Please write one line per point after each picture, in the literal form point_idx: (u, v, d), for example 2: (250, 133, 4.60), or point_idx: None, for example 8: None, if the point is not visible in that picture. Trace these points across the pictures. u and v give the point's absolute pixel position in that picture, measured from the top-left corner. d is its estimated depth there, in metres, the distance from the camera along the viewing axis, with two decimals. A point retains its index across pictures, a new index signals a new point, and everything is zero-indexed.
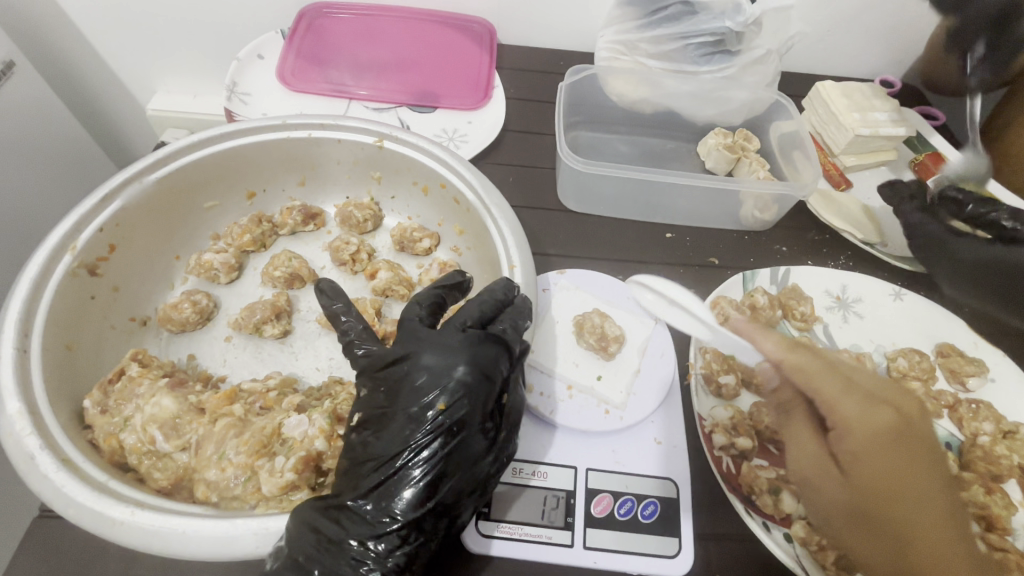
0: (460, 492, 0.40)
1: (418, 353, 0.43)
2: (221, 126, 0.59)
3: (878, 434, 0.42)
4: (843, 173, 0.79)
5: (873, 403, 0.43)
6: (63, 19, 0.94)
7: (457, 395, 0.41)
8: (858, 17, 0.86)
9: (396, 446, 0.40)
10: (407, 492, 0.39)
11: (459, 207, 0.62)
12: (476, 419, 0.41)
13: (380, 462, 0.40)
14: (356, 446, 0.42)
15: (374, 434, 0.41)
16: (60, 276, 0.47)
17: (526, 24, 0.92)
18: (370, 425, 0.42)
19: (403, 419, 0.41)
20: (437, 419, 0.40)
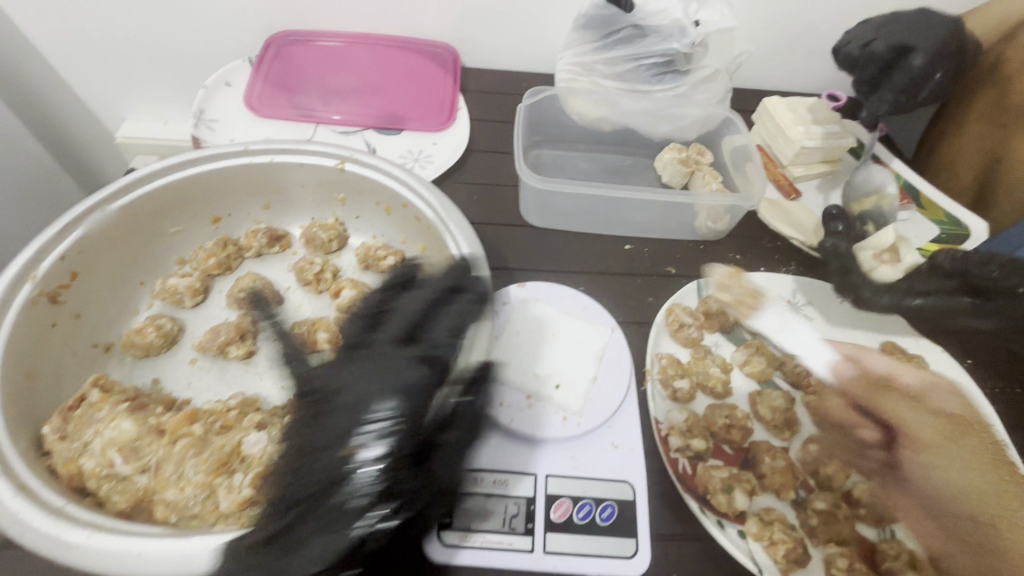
0: (420, 485, 0.41)
1: (358, 379, 0.45)
2: (184, 154, 0.60)
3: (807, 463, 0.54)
4: (793, 183, 0.83)
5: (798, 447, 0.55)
6: (31, 50, 0.95)
7: (389, 402, 0.42)
8: (799, 36, 0.91)
9: (349, 441, 0.40)
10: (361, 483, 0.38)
11: (420, 225, 0.64)
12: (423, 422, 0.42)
13: (314, 458, 0.40)
14: (298, 441, 0.42)
15: (333, 427, 0.42)
16: (20, 305, 0.48)
17: (488, 48, 0.96)
18: (310, 427, 0.43)
19: (362, 416, 0.41)
20: (398, 418, 0.41)
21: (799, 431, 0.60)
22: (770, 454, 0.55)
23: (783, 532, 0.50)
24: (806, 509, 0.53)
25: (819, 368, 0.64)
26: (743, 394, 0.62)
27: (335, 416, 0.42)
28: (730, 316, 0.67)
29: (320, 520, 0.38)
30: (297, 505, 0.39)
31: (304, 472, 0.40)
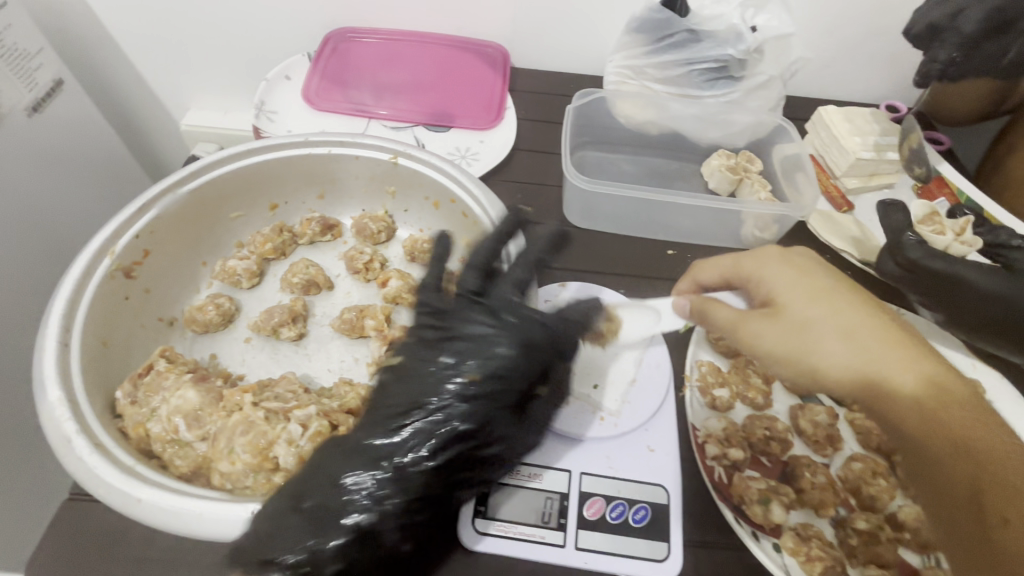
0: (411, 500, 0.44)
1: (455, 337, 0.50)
2: (251, 143, 0.63)
3: (913, 395, 0.46)
4: (846, 196, 0.81)
5: (915, 364, 0.47)
6: (109, 39, 1.01)
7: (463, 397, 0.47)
8: (860, 44, 0.89)
9: (427, 415, 0.46)
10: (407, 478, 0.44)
11: (467, 220, 0.65)
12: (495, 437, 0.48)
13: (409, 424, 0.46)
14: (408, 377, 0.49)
15: (393, 389, 0.49)
16: (99, 278, 0.51)
17: (539, 48, 0.97)
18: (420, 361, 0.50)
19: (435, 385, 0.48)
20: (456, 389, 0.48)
21: (843, 448, 0.57)
22: (811, 470, 0.54)
23: (820, 549, 0.49)
24: (845, 528, 0.52)
25: None
26: (782, 409, 0.59)
27: (410, 382, 0.49)
28: None
29: (352, 486, 0.43)
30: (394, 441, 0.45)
31: (369, 437, 0.46)
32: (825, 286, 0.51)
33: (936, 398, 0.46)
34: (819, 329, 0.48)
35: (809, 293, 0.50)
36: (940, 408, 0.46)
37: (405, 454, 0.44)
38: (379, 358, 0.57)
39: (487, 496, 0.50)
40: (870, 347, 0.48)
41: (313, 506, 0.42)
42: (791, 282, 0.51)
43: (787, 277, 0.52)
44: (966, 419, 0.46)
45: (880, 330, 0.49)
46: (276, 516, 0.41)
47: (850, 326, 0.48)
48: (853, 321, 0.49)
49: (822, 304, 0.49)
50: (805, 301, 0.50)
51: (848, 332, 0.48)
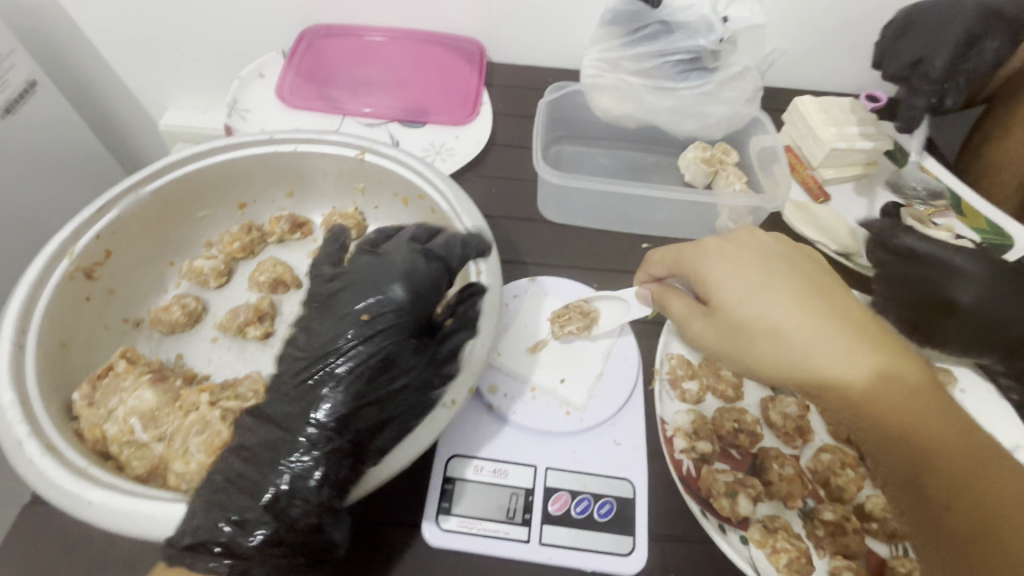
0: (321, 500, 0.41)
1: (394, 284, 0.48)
2: (215, 140, 0.63)
3: (866, 390, 0.42)
4: (823, 186, 0.81)
5: (864, 352, 0.43)
6: (82, 40, 1.00)
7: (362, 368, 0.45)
8: (837, 34, 0.88)
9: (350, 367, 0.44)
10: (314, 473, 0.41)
11: (436, 216, 0.65)
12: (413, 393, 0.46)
13: (345, 375, 0.44)
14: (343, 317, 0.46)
15: (314, 346, 0.46)
16: (58, 279, 0.51)
17: (515, 43, 0.96)
18: (362, 295, 0.47)
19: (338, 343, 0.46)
20: (364, 347, 0.45)
21: (812, 439, 0.57)
22: (779, 462, 0.54)
23: (786, 540, 0.49)
24: (812, 520, 0.51)
25: None
26: (753, 400, 0.59)
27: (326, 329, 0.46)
28: None
29: (281, 453, 0.42)
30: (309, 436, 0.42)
31: (297, 407, 0.43)
32: (762, 273, 0.48)
33: (897, 393, 0.42)
34: (765, 323, 0.45)
35: (744, 284, 0.47)
36: (903, 402, 0.42)
37: (327, 415, 0.42)
38: None
39: (451, 492, 0.50)
40: (817, 341, 0.44)
41: (260, 483, 0.41)
42: (733, 274, 0.48)
43: (728, 269, 0.49)
44: (921, 411, 0.42)
45: (823, 323, 0.44)
46: (216, 503, 0.40)
47: (791, 320, 0.45)
48: (792, 316, 0.45)
49: (756, 298, 0.46)
50: (755, 281, 0.47)
51: (788, 330, 0.45)
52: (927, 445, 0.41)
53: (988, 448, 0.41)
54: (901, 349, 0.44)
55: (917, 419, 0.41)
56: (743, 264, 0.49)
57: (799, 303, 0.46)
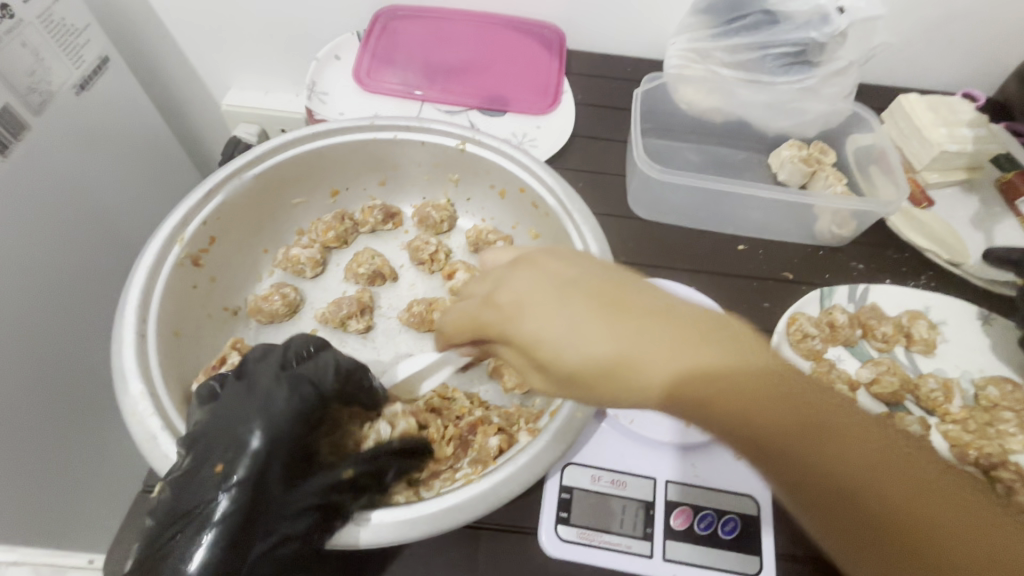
0: None
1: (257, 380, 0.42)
2: (314, 125, 0.60)
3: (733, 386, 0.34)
4: (925, 190, 0.77)
5: (738, 342, 0.35)
6: (150, 16, 0.98)
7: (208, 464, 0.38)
8: (944, 28, 0.83)
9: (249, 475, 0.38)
10: None
11: (537, 211, 0.62)
12: (298, 526, 0.39)
13: (238, 491, 0.37)
14: (210, 438, 0.39)
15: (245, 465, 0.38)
16: (171, 266, 0.49)
17: (595, 30, 0.93)
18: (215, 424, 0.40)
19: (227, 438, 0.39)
20: (211, 451, 0.39)
21: None
22: None
23: None
24: None
25: (958, 395, 0.59)
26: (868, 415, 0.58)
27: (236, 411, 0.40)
28: (855, 330, 0.63)
29: (183, 528, 0.37)
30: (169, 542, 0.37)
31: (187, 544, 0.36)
32: (568, 290, 0.37)
33: (771, 393, 0.34)
34: (588, 342, 0.35)
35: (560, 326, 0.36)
36: (816, 412, 0.34)
37: (228, 510, 0.37)
38: (450, 353, 0.55)
39: (569, 501, 0.48)
40: (607, 339, 0.35)
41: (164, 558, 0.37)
42: (534, 283, 0.39)
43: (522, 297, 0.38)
44: (844, 446, 0.33)
45: (624, 331, 0.35)
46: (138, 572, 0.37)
47: (589, 319, 0.35)
48: (572, 322, 0.36)
49: (567, 316, 0.36)
50: (569, 280, 0.38)
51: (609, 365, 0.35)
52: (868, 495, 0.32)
53: (853, 420, 0.35)
54: (740, 338, 0.35)
55: (776, 405, 0.33)
56: (526, 276, 0.38)
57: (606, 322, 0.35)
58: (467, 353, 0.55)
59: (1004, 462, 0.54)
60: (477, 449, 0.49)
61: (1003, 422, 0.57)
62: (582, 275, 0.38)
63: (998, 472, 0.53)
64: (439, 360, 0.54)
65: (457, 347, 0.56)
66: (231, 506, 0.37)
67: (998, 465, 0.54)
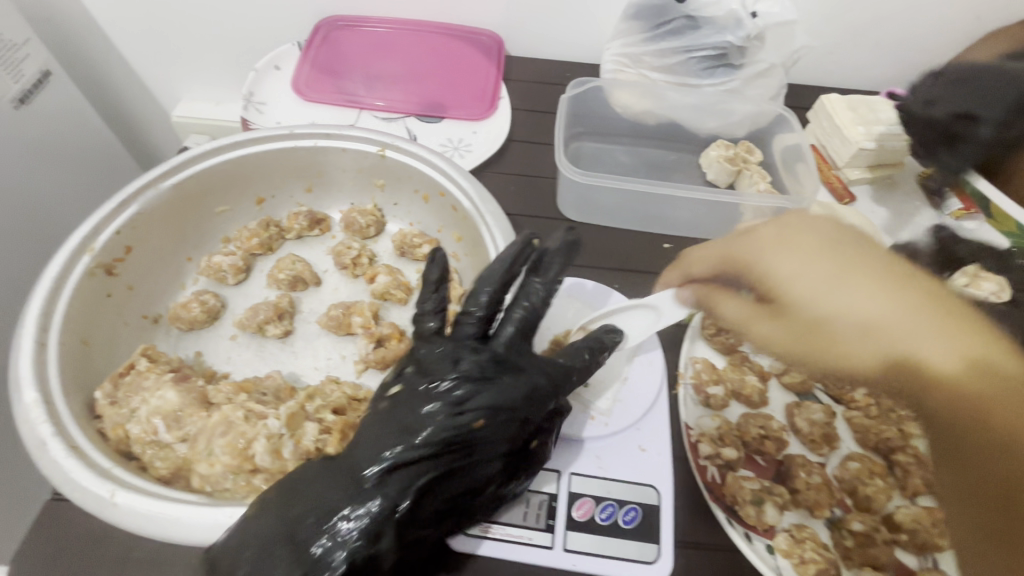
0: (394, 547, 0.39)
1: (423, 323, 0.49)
2: (234, 135, 0.62)
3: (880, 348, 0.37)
4: (847, 186, 0.80)
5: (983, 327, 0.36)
6: (96, 29, 0.99)
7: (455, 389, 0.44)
8: (866, 31, 0.86)
9: (444, 397, 0.43)
10: (367, 512, 0.39)
11: (457, 214, 0.64)
12: (499, 476, 0.44)
13: (414, 457, 0.41)
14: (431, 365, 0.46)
15: (381, 426, 0.43)
16: (79, 274, 0.50)
17: (534, 37, 0.95)
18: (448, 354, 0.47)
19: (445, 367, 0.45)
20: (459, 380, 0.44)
21: (838, 447, 0.56)
22: (806, 470, 0.53)
23: (814, 550, 0.48)
24: (840, 530, 0.50)
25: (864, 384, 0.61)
26: (778, 405, 0.58)
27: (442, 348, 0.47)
28: None
29: (345, 500, 0.39)
30: (384, 464, 0.41)
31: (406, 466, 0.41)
32: (835, 262, 0.39)
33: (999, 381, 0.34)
34: (851, 309, 0.38)
35: (788, 260, 0.41)
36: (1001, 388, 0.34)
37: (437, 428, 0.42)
38: (366, 355, 0.56)
39: None
40: (865, 300, 0.38)
41: (311, 526, 0.38)
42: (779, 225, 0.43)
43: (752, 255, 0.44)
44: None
45: (923, 315, 0.36)
46: (254, 558, 0.37)
47: (836, 265, 0.39)
48: (822, 275, 0.39)
49: (794, 254, 0.41)
50: (785, 235, 0.42)
51: (881, 326, 0.37)
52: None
53: None
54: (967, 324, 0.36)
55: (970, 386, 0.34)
56: (798, 247, 0.41)
57: (888, 287, 0.38)
58: (384, 355, 0.56)
59: (902, 446, 0.55)
60: None
61: None
62: (886, 256, 0.40)
63: (898, 456, 0.54)
64: (627, 308, 0.58)
65: (375, 348, 0.57)
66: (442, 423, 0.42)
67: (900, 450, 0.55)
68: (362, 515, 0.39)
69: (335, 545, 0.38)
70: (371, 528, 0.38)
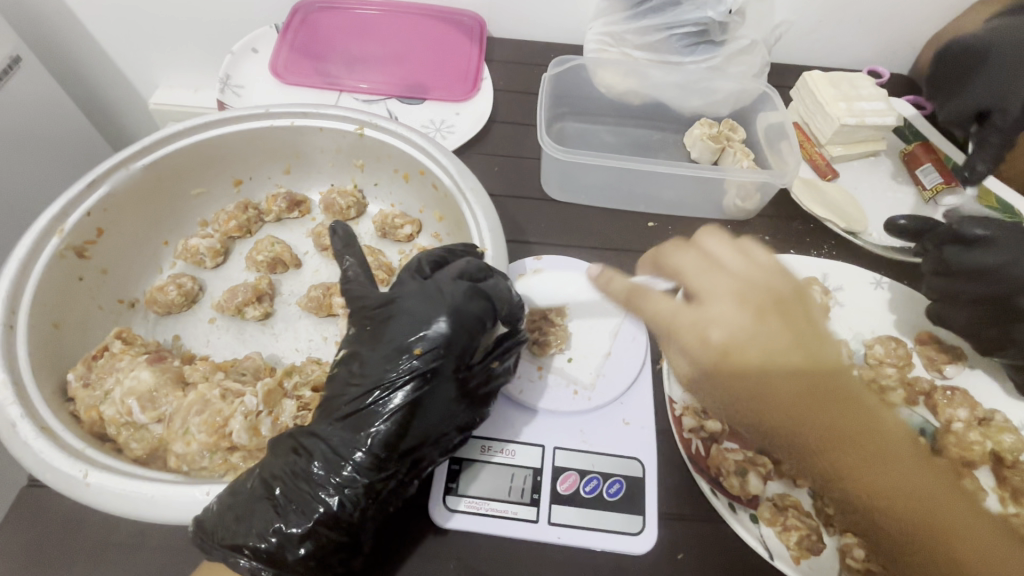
0: (367, 500, 0.41)
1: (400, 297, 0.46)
2: (207, 114, 0.60)
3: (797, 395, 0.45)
4: (830, 163, 0.80)
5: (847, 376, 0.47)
6: (66, 14, 0.96)
7: (415, 347, 0.43)
8: (849, 7, 0.85)
9: (402, 358, 0.43)
10: (355, 457, 0.41)
11: (438, 193, 0.63)
12: (456, 419, 0.45)
13: (362, 413, 0.42)
14: (397, 323, 0.45)
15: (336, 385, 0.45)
16: (47, 257, 0.49)
17: (516, 18, 0.93)
18: (411, 316, 0.45)
19: (414, 326, 0.44)
20: (423, 342, 0.44)
21: None
22: None
23: (796, 518, 0.48)
24: (822, 497, 0.51)
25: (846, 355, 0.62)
26: None
27: (419, 302, 0.45)
28: None
29: (310, 460, 0.42)
30: (346, 422, 0.42)
31: (362, 421, 0.42)
32: (751, 313, 0.47)
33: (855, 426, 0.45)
34: (746, 350, 0.46)
35: (722, 312, 0.47)
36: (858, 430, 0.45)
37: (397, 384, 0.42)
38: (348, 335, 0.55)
39: (459, 473, 0.49)
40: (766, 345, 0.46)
41: (296, 480, 0.41)
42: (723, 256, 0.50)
43: (713, 291, 0.48)
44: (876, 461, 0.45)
45: (803, 362, 0.46)
46: (238, 525, 0.39)
47: (736, 316, 0.47)
48: (732, 317, 0.47)
49: (716, 292, 0.48)
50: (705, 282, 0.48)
51: (756, 359, 0.46)
52: (870, 475, 0.45)
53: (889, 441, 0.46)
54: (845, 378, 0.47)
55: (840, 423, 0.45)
56: (718, 281, 0.48)
57: (776, 326, 0.47)
58: None
59: None
60: None
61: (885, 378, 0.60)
62: (783, 297, 0.48)
63: None
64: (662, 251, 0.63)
65: None
66: (404, 382, 0.42)
67: None
68: (338, 469, 0.41)
69: (317, 501, 0.40)
70: (345, 484, 0.41)
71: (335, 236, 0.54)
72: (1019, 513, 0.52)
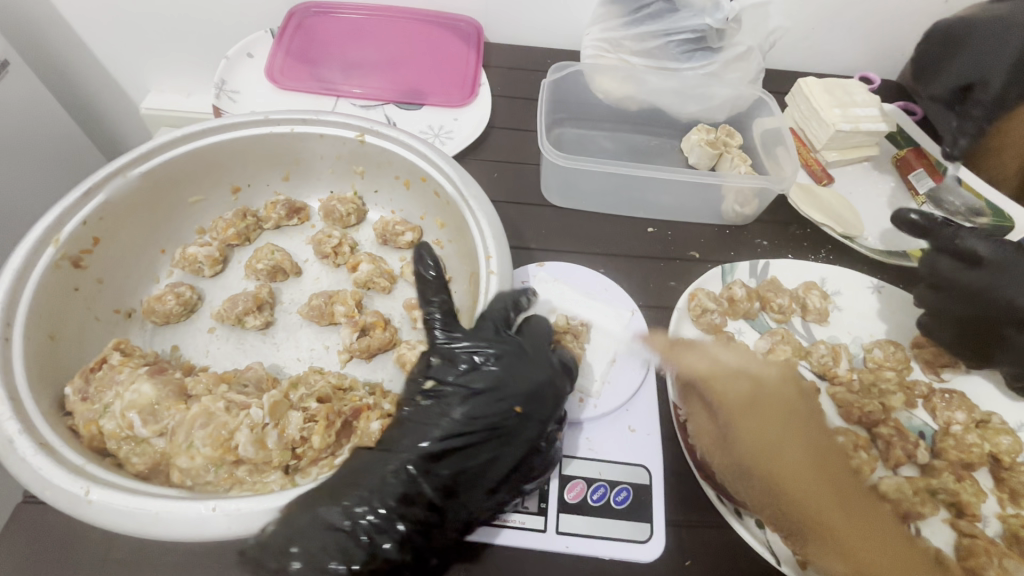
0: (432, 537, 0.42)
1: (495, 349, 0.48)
2: (205, 121, 0.59)
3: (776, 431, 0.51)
4: (826, 169, 0.80)
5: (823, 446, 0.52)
6: (55, 17, 0.95)
7: (515, 404, 0.46)
8: (841, 14, 0.86)
9: (499, 415, 0.45)
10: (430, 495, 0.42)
11: (440, 200, 0.63)
12: (530, 474, 0.47)
13: (450, 458, 0.44)
14: (497, 378, 0.46)
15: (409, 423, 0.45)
16: (43, 267, 0.48)
17: (512, 23, 0.93)
18: (515, 369, 0.47)
19: (511, 384, 0.47)
20: (517, 405, 0.46)
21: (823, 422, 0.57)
22: None
23: None
24: None
25: (846, 359, 0.62)
26: None
27: (523, 362, 0.48)
28: (754, 303, 0.65)
29: (386, 496, 0.42)
30: (429, 463, 0.43)
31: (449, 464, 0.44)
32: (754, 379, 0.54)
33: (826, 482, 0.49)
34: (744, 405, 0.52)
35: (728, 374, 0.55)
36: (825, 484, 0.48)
37: (486, 437, 0.45)
38: (350, 344, 0.55)
39: None
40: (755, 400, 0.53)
41: (365, 512, 0.41)
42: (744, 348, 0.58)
43: (732, 369, 0.55)
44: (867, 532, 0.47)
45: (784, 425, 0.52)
46: (303, 555, 0.38)
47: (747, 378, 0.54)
48: (742, 379, 0.55)
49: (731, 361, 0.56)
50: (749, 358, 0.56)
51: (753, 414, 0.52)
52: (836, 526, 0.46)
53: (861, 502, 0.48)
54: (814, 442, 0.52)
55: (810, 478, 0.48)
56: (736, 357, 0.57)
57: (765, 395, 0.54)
58: (368, 344, 0.55)
59: (883, 419, 0.57)
60: (359, 438, 0.47)
61: (886, 381, 0.60)
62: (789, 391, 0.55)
63: (879, 429, 0.56)
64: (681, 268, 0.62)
65: (359, 338, 0.55)
66: (495, 437, 0.45)
67: (879, 422, 0.57)
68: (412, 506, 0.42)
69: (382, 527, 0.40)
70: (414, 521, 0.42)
71: (421, 258, 0.52)
72: (1018, 514, 0.53)
